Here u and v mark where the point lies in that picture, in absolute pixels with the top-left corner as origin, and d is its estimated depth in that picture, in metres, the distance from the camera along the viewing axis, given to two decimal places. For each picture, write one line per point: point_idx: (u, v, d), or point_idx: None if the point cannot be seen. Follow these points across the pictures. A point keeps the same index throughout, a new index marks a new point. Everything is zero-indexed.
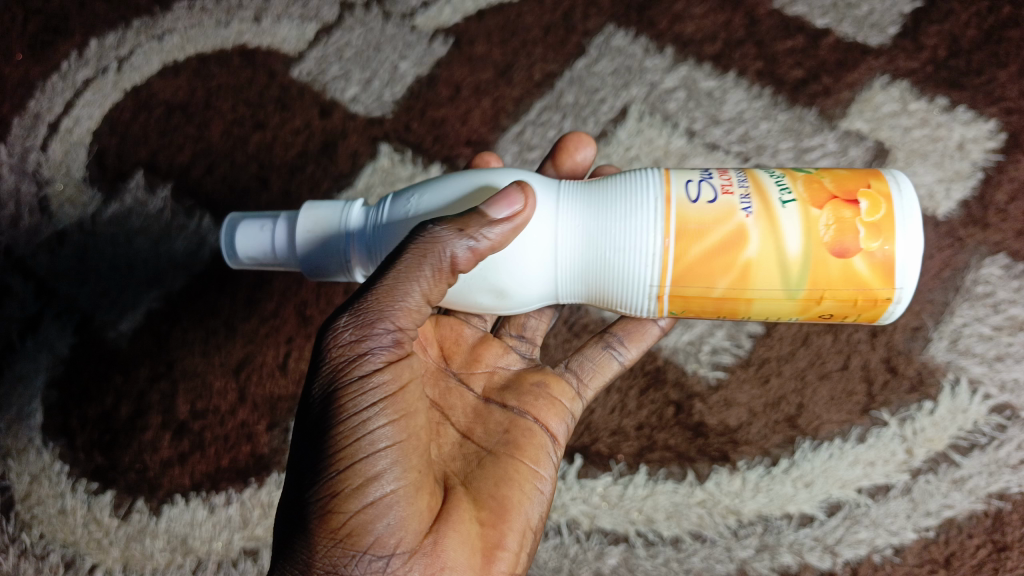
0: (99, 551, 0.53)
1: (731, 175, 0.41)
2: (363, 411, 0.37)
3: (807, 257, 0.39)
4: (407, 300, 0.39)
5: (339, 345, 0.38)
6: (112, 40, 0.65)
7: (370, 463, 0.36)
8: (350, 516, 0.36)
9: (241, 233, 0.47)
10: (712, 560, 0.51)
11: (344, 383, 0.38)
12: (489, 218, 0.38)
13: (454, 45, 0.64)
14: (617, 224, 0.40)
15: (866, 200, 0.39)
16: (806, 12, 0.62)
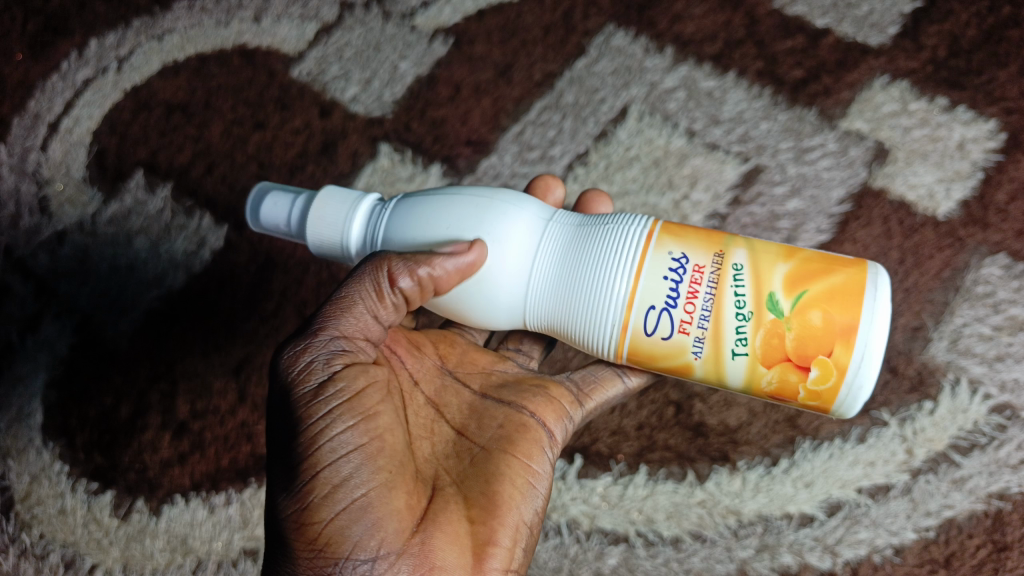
0: (99, 551, 0.53)
1: (693, 277, 0.41)
2: (323, 422, 0.39)
3: (748, 377, 0.41)
4: (354, 316, 0.42)
5: (297, 363, 0.40)
6: (112, 40, 0.65)
7: (339, 470, 0.38)
8: (325, 525, 0.37)
9: (265, 202, 0.50)
10: (712, 560, 0.51)
11: (302, 399, 0.39)
12: (448, 251, 0.42)
13: (454, 45, 0.64)
14: (574, 310, 0.42)
15: (838, 338, 0.39)
16: (806, 12, 0.62)
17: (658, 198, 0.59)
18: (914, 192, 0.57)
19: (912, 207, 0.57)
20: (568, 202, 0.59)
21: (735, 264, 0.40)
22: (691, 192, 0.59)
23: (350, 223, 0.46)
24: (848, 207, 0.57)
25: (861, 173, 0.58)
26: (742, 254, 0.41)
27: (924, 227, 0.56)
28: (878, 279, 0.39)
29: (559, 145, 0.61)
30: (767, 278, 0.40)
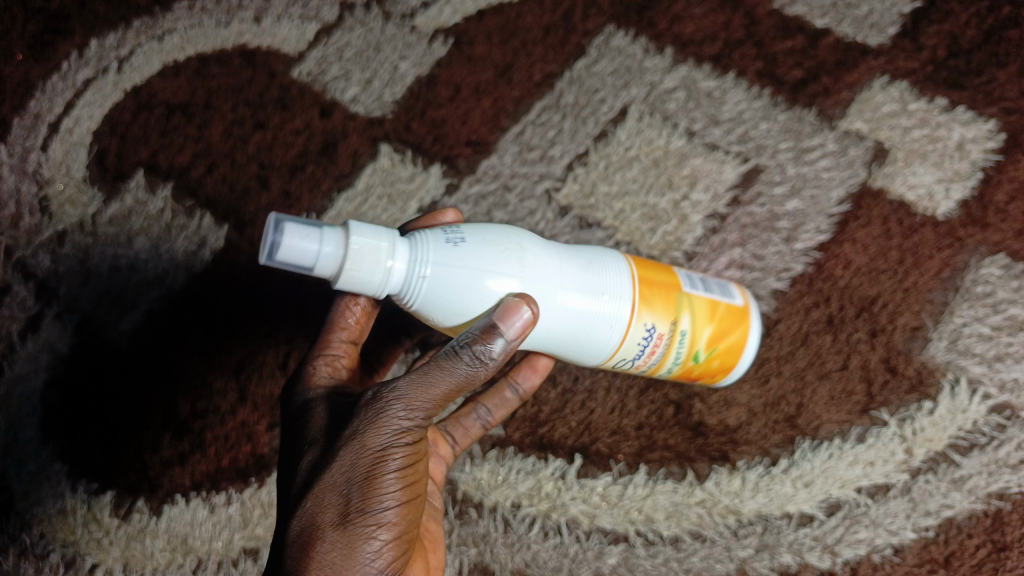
0: (99, 552, 0.53)
1: (656, 345, 0.46)
2: (390, 471, 0.39)
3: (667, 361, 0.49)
4: (446, 393, 0.41)
5: (390, 410, 0.40)
6: (112, 40, 0.66)
7: (375, 520, 0.38)
8: (356, 551, 0.38)
9: (293, 241, 0.39)
10: (712, 560, 0.51)
11: (384, 442, 0.39)
12: (507, 335, 0.41)
13: (454, 45, 0.65)
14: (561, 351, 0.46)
15: (723, 370, 0.50)
16: (806, 12, 0.63)
17: (658, 198, 0.59)
18: (913, 192, 0.57)
19: (912, 207, 0.57)
20: (568, 202, 0.59)
21: (679, 341, 0.46)
22: (690, 192, 0.59)
23: (413, 289, 0.41)
24: (848, 207, 0.58)
25: (861, 173, 0.58)
26: (690, 321, 0.46)
27: (924, 227, 0.57)
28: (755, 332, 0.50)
29: (559, 145, 0.61)
30: (702, 336, 0.47)
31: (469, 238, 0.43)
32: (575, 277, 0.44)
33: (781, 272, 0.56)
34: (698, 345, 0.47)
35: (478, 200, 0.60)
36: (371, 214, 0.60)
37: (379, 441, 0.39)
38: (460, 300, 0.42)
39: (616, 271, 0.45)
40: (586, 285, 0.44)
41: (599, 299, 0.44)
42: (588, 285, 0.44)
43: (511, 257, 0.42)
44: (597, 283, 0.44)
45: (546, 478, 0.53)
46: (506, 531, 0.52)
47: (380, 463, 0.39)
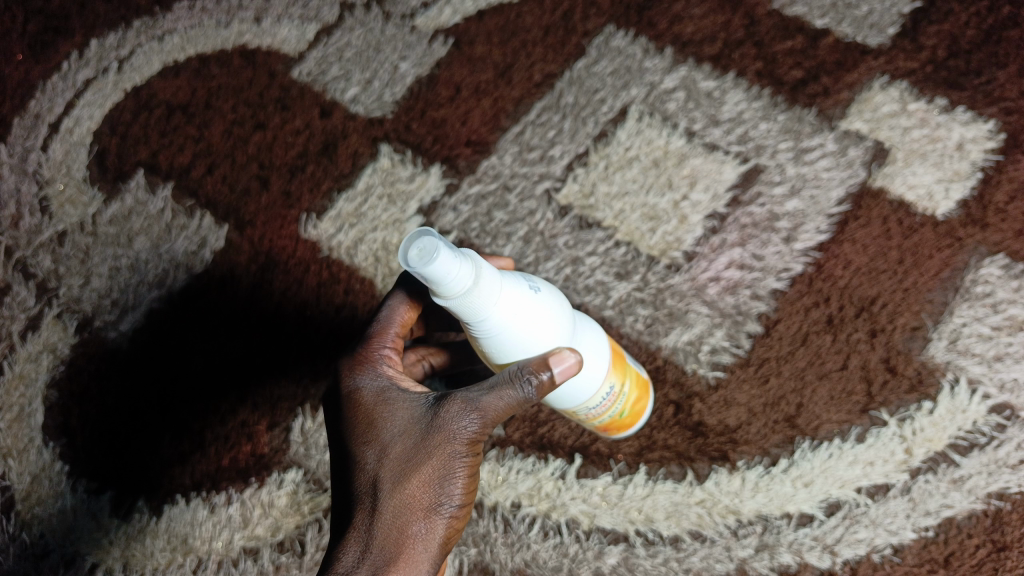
0: (99, 551, 0.53)
1: (607, 398, 0.45)
2: (452, 479, 0.39)
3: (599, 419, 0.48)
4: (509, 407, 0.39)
5: (459, 426, 0.39)
6: (113, 40, 0.67)
7: (435, 524, 0.39)
8: (413, 553, 0.38)
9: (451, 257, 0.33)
10: (712, 560, 0.51)
11: (448, 452, 0.39)
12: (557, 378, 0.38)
13: (454, 45, 0.65)
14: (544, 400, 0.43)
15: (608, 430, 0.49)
16: (806, 12, 0.63)
17: (658, 198, 0.59)
18: (913, 192, 0.57)
19: (912, 207, 0.57)
20: (568, 202, 0.59)
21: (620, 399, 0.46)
22: (690, 192, 0.59)
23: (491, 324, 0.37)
24: (848, 207, 0.58)
25: (860, 173, 0.58)
26: (628, 381, 0.47)
27: (924, 227, 0.57)
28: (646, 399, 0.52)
29: (559, 145, 0.61)
30: (629, 398, 0.48)
31: (543, 288, 0.41)
32: (580, 341, 0.42)
33: (780, 272, 0.56)
34: (613, 412, 0.47)
35: (479, 200, 0.60)
36: (372, 214, 0.59)
37: (446, 454, 0.39)
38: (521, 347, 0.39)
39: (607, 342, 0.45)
40: (590, 351, 0.43)
41: (594, 363, 0.43)
42: (593, 352, 0.43)
43: (565, 312, 0.41)
44: (598, 352, 0.43)
45: (546, 478, 0.53)
46: (506, 531, 0.52)
47: (444, 476, 0.39)
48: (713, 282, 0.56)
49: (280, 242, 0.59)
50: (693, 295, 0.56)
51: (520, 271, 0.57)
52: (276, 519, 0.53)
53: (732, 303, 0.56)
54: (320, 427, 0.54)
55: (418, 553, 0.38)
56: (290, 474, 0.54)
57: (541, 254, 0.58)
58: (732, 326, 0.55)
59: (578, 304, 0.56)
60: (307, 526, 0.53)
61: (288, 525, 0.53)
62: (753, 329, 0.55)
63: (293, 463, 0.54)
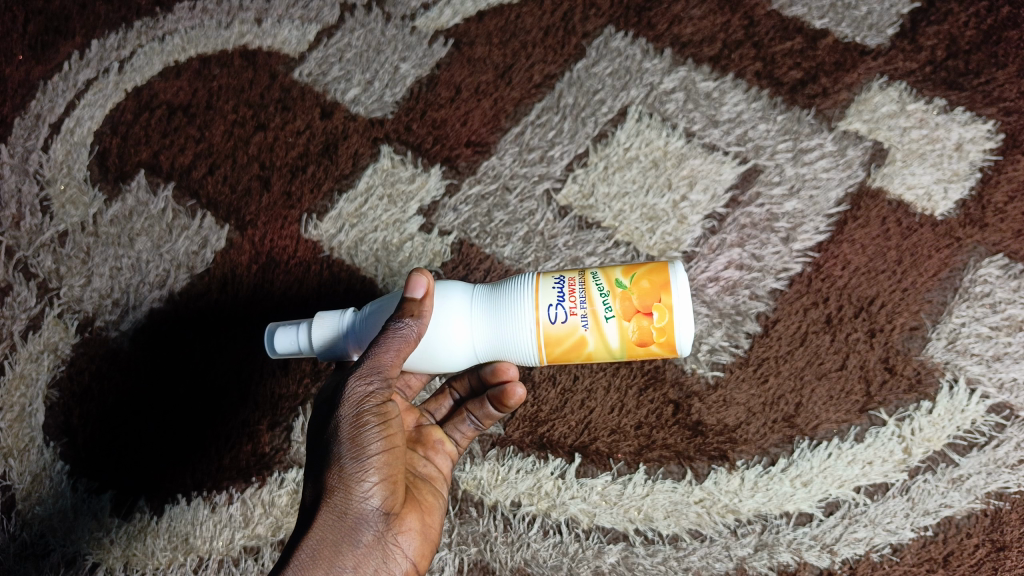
0: (101, 550, 0.54)
1: (576, 298, 0.44)
2: (357, 443, 0.41)
3: (618, 342, 0.44)
4: (384, 361, 0.42)
5: (350, 386, 0.42)
6: (114, 41, 0.67)
7: (352, 488, 0.41)
8: (339, 520, 0.41)
9: (282, 339, 0.48)
10: (711, 559, 0.51)
11: (348, 420, 0.42)
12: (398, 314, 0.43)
13: (454, 46, 0.65)
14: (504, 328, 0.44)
15: (648, 342, 0.44)
16: (804, 13, 0.64)
17: (658, 198, 0.59)
18: (912, 193, 0.58)
19: (911, 207, 0.57)
20: (568, 203, 0.60)
21: (594, 288, 0.44)
22: (689, 193, 0.59)
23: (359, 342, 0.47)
24: (847, 207, 0.58)
25: (860, 174, 0.59)
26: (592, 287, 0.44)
27: (923, 227, 0.57)
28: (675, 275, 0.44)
29: (559, 146, 0.61)
30: (609, 275, 0.44)
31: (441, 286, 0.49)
32: (481, 301, 0.45)
33: (779, 272, 0.56)
34: (613, 340, 0.44)
35: (479, 200, 0.60)
36: (372, 214, 0.60)
37: (351, 422, 0.42)
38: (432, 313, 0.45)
39: (525, 284, 0.44)
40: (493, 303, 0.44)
41: (506, 314, 0.44)
42: (496, 303, 0.44)
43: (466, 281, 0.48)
44: (505, 301, 0.44)
45: (545, 477, 0.53)
46: (506, 530, 0.53)
47: (350, 441, 0.42)
48: (712, 282, 0.57)
49: (280, 241, 0.59)
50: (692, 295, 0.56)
51: (519, 271, 0.58)
52: (278, 519, 0.53)
53: (731, 303, 0.56)
54: None
55: (339, 514, 0.41)
56: (290, 473, 0.54)
57: (540, 254, 0.58)
58: (731, 325, 0.55)
59: None
60: None
61: (289, 525, 0.53)
62: (752, 329, 0.55)
63: (293, 463, 0.54)
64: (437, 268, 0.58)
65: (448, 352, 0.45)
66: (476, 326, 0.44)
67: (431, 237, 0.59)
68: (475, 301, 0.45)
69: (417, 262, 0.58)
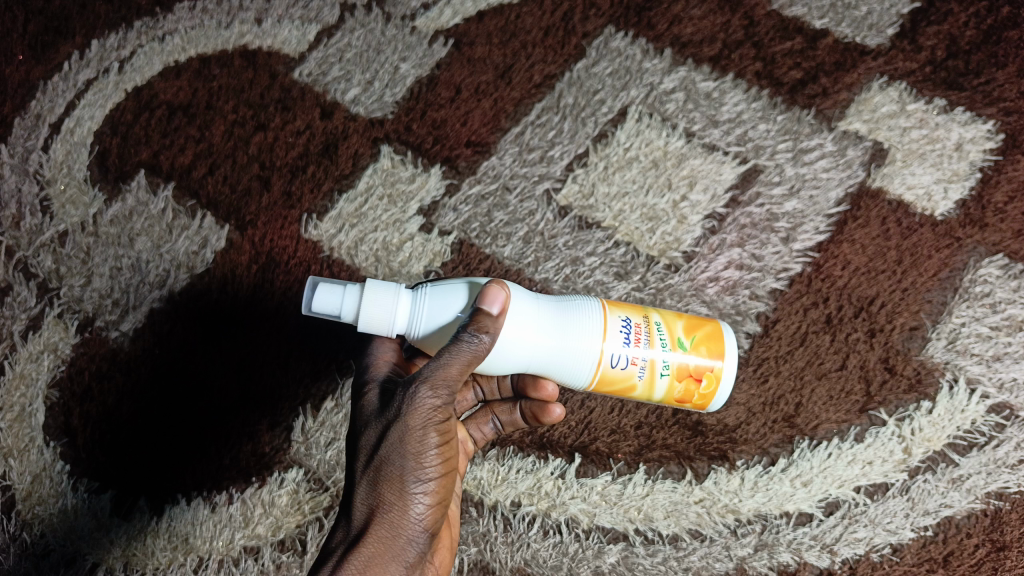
0: (101, 551, 0.54)
1: (641, 345, 0.44)
2: (423, 459, 0.40)
3: (663, 395, 0.46)
4: (458, 376, 0.40)
5: (415, 396, 0.40)
6: (114, 41, 0.67)
7: (409, 504, 0.40)
8: (391, 535, 0.39)
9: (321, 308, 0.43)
10: (710, 559, 0.51)
11: (413, 435, 0.40)
12: (474, 325, 0.40)
13: (454, 46, 0.65)
14: (565, 356, 0.43)
15: (689, 400, 0.46)
16: (804, 13, 0.64)
17: (658, 198, 0.59)
18: (912, 193, 0.58)
19: (910, 207, 0.57)
20: (568, 203, 0.60)
21: (659, 337, 0.45)
22: (689, 193, 0.59)
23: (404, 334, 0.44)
24: (847, 207, 0.58)
25: (859, 174, 0.59)
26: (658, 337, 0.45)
27: (923, 227, 0.57)
28: (728, 334, 0.47)
29: (559, 146, 0.61)
30: (672, 327, 0.45)
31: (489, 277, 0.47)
32: (548, 318, 0.44)
33: (779, 272, 0.56)
34: (659, 393, 0.45)
35: (479, 200, 0.60)
36: (373, 214, 0.60)
37: (414, 437, 0.40)
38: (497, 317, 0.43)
39: (593, 314, 0.44)
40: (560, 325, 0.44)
41: (571, 342, 0.43)
42: (563, 327, 0.43)
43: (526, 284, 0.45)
44: (572, 328, 0.43)
45: (545, 477, 0.53)
46: (506, 530, 0.53)
47: (412, 456, 0.40)
48: (711, 282, 0.57)
49: (280, 241, 0.59)
50: (692, 295, 0.56)
51: (520, 271, 0.58)
52: (278, 518, 0.53)
53: (731, 302, 0.56)
54: (320, 426, 0.55)
55: (394, 527, 0.39)
56: (290, 473, 0.54)
57: (541, 254, 0.58)
58: (730, 326, 0.55)
59: None
60: (307, 525, 0.53)
61: (289, 525, 0.54)
62: (752, 329, 0.55)
63: (293, 463, 0.55)
64: (438, 268, 0.58)
65: (505, 358, 0.43)
66: (538, 343, 0.43)
67: (431, 237, 0.59)
68: (542, 316, 0.44)
69: (418, 261, 0.58)
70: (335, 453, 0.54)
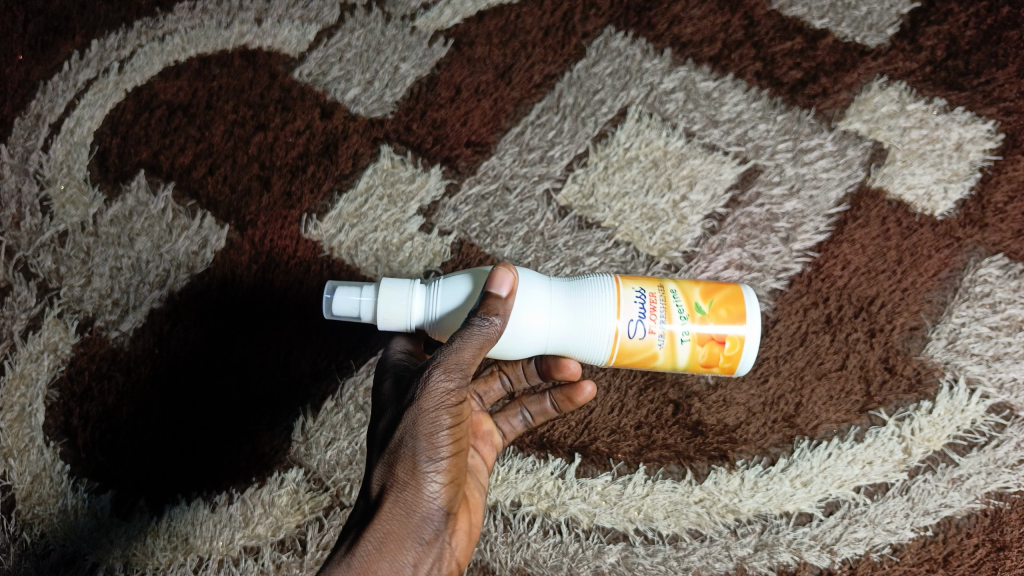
0: (100, 551, 0.53)
1: (656, 311, 0.43)
2: (437, 442, 0.39)
3: (688, 362, 0.44)
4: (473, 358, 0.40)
5: (430, 378, 0.40)
6: (114, 41, 0.67)
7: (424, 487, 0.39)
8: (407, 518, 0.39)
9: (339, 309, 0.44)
10: (710, 558, 0.51)
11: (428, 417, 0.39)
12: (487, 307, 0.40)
13: (454, 46, 0.65)
14: (580, 331, 0.43)
15: (715, 365, 0.45)
16: (805, 13, 0.64)
17: (658, 198, 0.59)
18: (912, 193, 0.58)
19: (911, 207, 0.57)
20: (568, 203, 0.60)
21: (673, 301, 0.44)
22: (689, 193, 0.59)
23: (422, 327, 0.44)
24: (846, 207, 0.58)
25: (859, 174, 0.59)
26: (674, 301, 0.44)
27: (923, 227, 0.57)
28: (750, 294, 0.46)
29: (559, 146, 0.61)
30: (689, 292, 0.44)
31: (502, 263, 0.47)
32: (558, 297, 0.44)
33: (779, 272, 0.56)
34: (682, 359, 0.44)
35: (479, 200, 0.60)
36: (373, 214, 0.60)
37: (429, 419, 0.39)
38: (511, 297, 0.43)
39: (603, 287, 0.44)
40: (570, 302, 0.43)
41: (584, 317, 0.43)
42: (573, 303, 0.43)
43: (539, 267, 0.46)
44: (584, 303, 0.43)
45: (545, 477, 0.53)
46: (506, 530, 0.52)
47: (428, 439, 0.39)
48: (711, 282, 0.57)
49: (280, 241, 0.59)
50: None
51: (520, 270, 0.58)
52: (278, 518, 0.53)
53: None
54: (320, 426, 0.55)
55: (409, 510, 0.39)
56: (290, 473, 0.54)
57: (541, 254, 0.58)
58: None
59: None
60: (307, 525, 0.53)
61: (289, 525, 0.53)
62: None
63: (293, 463, 0.55)
64: (438, 268, 0.58)
65: (522, 340, 0.43)
66: (551, 322, 0.43)
67: (431, 237, 0.59)
68: (552, 296, 0.44)
69: (418, 261, 0.58)
70: (335, 453, 0.54)
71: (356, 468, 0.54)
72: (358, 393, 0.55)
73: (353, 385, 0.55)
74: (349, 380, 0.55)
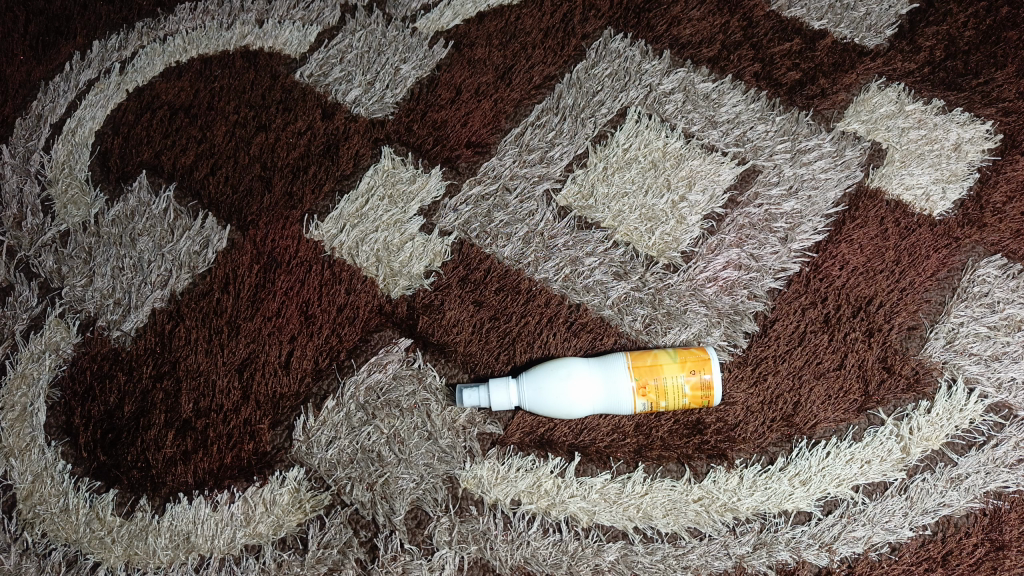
0: (102, 549, 0.52)
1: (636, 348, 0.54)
2: None
3: (677, 356, 0.51)
4: None
5: None
6: (115, 43, 0.69)
7: None
8: None
9: None
10: (709, 557, 0.51)
11: None
12: None
13: (454, 47, 0.67)
14: (597, 361, 0.52)
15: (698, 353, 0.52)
16: (804, 15, 0.66)
17: (658, 198, 0.59)
18: (910, 193, 0.58)
19: (909, 207, 0.58)
20: (567, 203, 0.60)
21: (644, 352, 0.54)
22: (688, 193, 0.59)
23: None
24: (844, 207, 0.58)
25: (858, 174, 0.59)
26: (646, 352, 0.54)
27: (921, 227, 0.57)
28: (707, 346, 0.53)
29: (559, 146, 0.62)
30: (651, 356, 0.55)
31: None
32: (592, 365, 0.52)
33: (777, 272, 0.57)
34: (670, 353, 0.52)
35: (479, 200, 0.60)
36: (373, 214, 0.60)
37: None
38: (552, 377, 0.51)
39: (620, 354, 0.52)
40: (600, 368, 0.51)
41: (613, 377, 0.50)
42: (602, 366, 0.51)
43: None
44: (608, 364, 0.51)
45: (545, 476, 0.53)
46: (506, 529, 0.52)
47: None
48: (711, 282, 0.57)
49: (280, 241, 0.59)
50: (690, 295, 0.56)
51: (520, 270, 0.57)
52: (278, 518, 0.52)
53: (730, 302, 0.56)
54: (322, 425, 0.54)
55: None
56: (291, 472, 0.53)
57: (541, 254, 0.58)
58: (728, 325, 0.56)
59: (578, 303, 0.56)
60: (308, 523, 0.52)
61: (290, 523, 0.52)
62: (750, 328, 0.55)
63: (295, 462, 0.54)
64: (438, 268, 0.58)
65: (572, 411, 0.51)
66: (593, 397, 0.51)
67: (431, 237, 0.59)
68: (587, 365, 0.52)
69: (418, 261, 0.58)
70: (336, 451, 0.53)
71: (358, 466, 0.53)
72: (359, 392, 0.55)
73: (354, 385, 0.55)
74: (349, 380, 0.55)
